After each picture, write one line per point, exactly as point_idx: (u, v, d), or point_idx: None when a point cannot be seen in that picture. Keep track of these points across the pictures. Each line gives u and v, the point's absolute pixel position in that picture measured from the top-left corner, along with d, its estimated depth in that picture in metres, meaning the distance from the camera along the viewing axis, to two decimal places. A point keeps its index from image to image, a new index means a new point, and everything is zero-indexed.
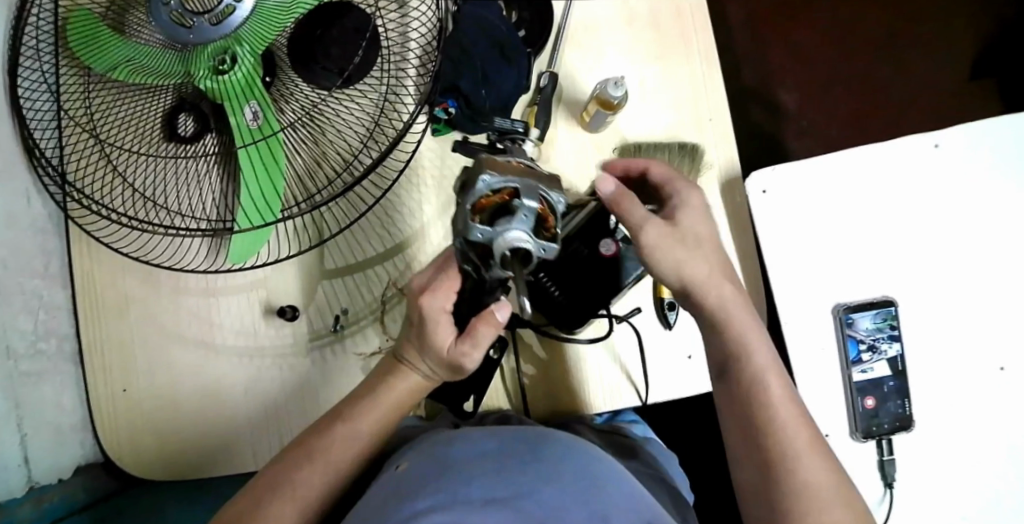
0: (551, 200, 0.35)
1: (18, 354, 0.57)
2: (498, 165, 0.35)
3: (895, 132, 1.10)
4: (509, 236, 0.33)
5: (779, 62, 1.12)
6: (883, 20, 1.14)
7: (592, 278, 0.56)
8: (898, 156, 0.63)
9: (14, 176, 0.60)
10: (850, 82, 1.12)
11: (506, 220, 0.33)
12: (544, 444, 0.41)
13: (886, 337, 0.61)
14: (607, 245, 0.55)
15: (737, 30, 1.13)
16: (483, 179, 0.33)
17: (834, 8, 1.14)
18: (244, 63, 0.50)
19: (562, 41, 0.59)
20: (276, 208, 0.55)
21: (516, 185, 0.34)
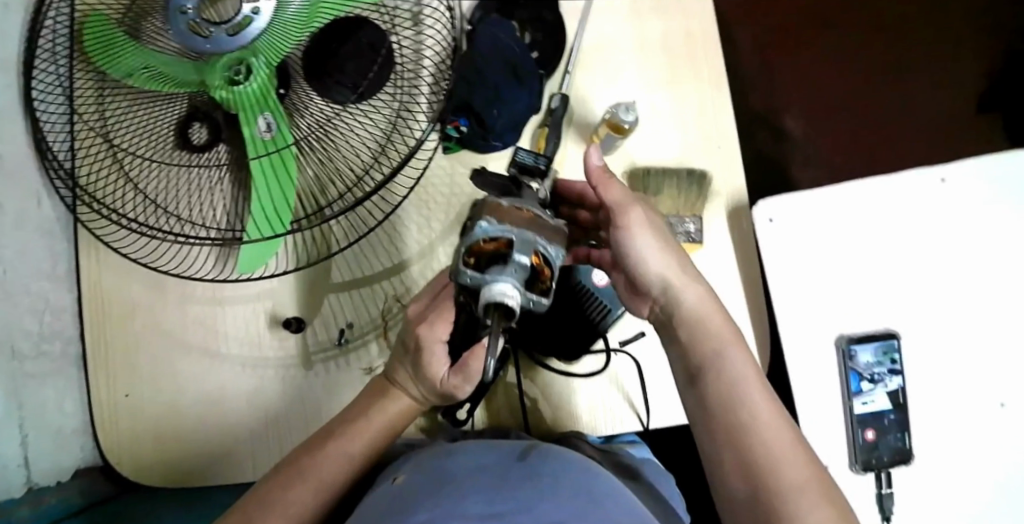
0: (544, 252, 0.35)
1: (24, 356, 0.58)
2: (500, 211, 0.36)
3: (901, 160, 1.11)
4: (492, 285, 0.32)
5: (787, 88, 1.13)
6: (892, 48, 1.14)
7: (593, 310, 0.59)
8: (904, 189, 0.63)
9: (25, 178, 0.60)
10: (858, 109, 1.12)
11: (496, 265, 0.34)
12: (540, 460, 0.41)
13: (888, 370, 0.61)
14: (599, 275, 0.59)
15: (748, 53, 1.13)
16: (480, 225, 0.34)
17: (845, 34, 1.14)
18: (258, 75, 0.51)
19: (574, 65, 0.60)
20: (286, 220, 0.55)
21: (510, 234, 0.35)
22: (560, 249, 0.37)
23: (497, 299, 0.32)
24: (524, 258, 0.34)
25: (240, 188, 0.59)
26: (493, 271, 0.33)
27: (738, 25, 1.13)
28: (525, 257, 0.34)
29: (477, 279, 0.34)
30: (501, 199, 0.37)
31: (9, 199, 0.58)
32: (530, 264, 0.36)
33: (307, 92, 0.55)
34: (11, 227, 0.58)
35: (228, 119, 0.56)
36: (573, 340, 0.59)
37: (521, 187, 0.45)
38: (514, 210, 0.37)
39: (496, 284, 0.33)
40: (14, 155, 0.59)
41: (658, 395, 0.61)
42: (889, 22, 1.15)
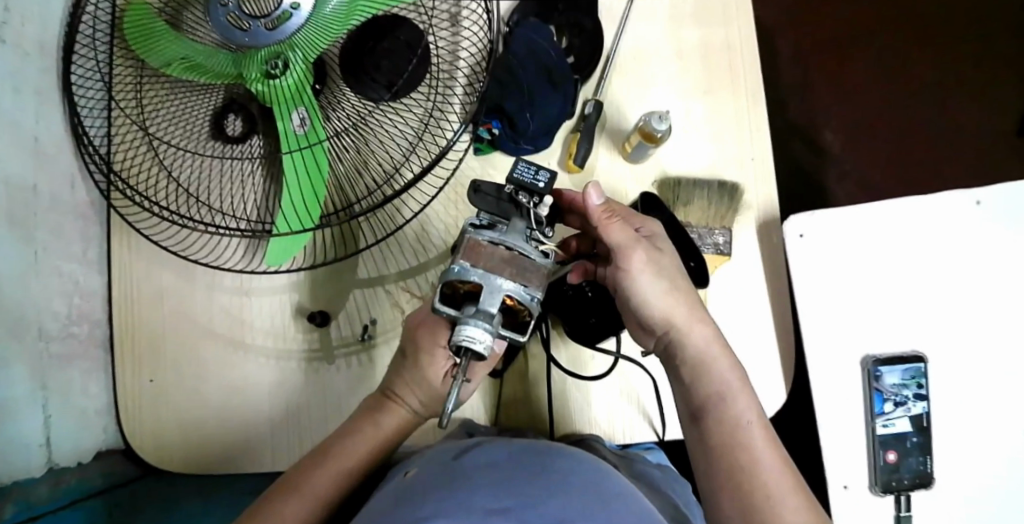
0: (516, 294, 0.38)
1: (50, 336, 0.58)
2: (477, 252, 0.39)
3: (930, 181, 1.09)
4: (460, 327, 0.37)
5: (819, 101, 1.11)
6: (925, 66, 1.13)
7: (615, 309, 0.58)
8: (937, 211, 0.62)
9: (61, 161, 0.61)
10: (889, 127, 1.11)
11: (470, 305, 0.38)
12: (551, 457, 0.41)
13: (913, 393, 0.60)
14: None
15: (779, 65, 1.12)
16: (454, 268, 0.38)
17: (879, 50, 1.13)
18: (295, 70, 0.51)
19: (609, 71, 0.60)
20: (316, 214, 0.56)
21: (481, 278, 0.38)
22: (536, 291, 0.38)
23: (461, 344, 0.36)
24: (490, 304, 0.37)
25: (272, 181, 0.60)
26: (465, 312, 0.38)
27: (772, 37, 1.12)
28: (493, 301, 0.37)
29: (452, 315, 0.38)
30: (482, 236, 0.40)
31: (44, 181, 0.59)
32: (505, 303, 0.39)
33: (341, 88, 0.56)
34: (47, 209, 0.59)
35: (264, 112, 0.58)
36: (595, 329, 0.58)
37: (517, 204, 0.43)
38: (492, 249, 0.39)
39: (467, 325, 0.37)
40: (52, 138, 0.60)
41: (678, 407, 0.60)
42: (924, 40, 1.14)
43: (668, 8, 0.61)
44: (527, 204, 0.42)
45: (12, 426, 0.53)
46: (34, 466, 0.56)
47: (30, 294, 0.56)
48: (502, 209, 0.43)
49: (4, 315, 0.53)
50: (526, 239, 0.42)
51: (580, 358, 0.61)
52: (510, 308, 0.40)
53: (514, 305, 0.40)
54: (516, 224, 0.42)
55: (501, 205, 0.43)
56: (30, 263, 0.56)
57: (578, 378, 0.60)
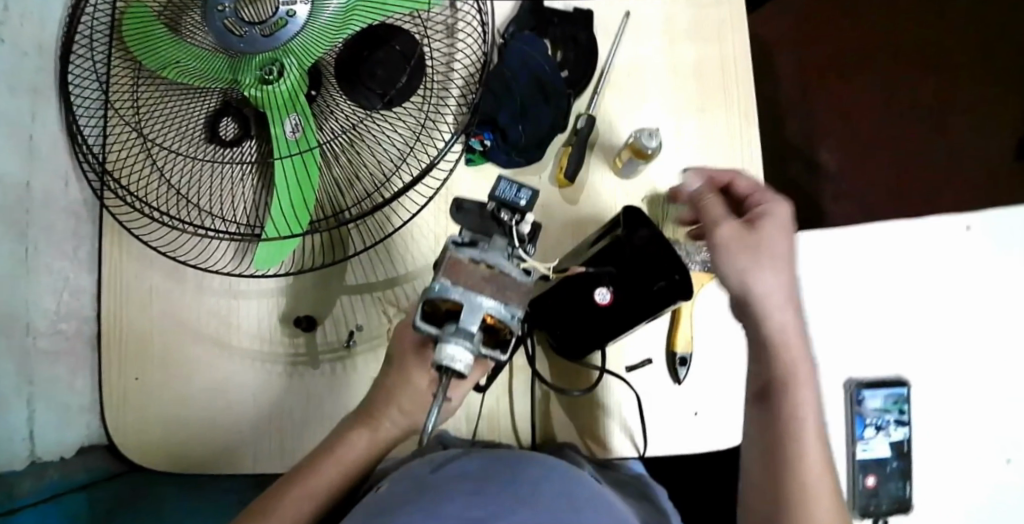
0: (496, 314, 0.38)
1: (38, 331, 0.59)
2: (457, 270, 0.38)
3: (925, 203, 1.10)
4: (441, 347, 0.37)
5: (820, 120, 1.12)
6: (926, 88, 1.13)
7: (596, 323, 0.53)
8: (925, 236, 0.62)
9: (55, 158, 0.61)
10: (887, 147, 1.12)
11: (450, 323, 0.38)
12: (519, 461, 0.42)
13: (894, 418, 0.60)
14: (602, 294, 0.51)
15: (780, 82, 1.12)
16: (435, 286, 0.38)
17: (880, 70, 1.13)
18: (290, 75, 0.51)
19: (602, 86, 0.60)
20: (305, 220, 0.56)
21: (461, 297, 0.37)
22: (516, 310, 0.38)
23: (444, 362, 0.36)
24: (470, 323, 0.37)
25: (265, 186, 0.60)
26: (445, 330, 0.37)
27: (773, 54, 1.13)
28: (473, 320, 0.37)
29: (434, 332, 0.38)
30: (462, 253, 0.39)
31: (37, 177, 0.59)
32: (485, 321, 0.38)
33: (337, 94, 0.56)
34: (39, 206, 0.59)
35: (259, 115, 0.58)
36: (581, 344, 0.58)
37: (498, 221, 0.43)
38: (473, 268, 0.39)
39: (447, 344, 0.37)
40: (46, 135, 0.60)
41: (659, 424, 0.60)
42: (926, 61, 1.14)
43: (664, 26, 0.61)
44: (509, 221, 0.42)
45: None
46: (16, 459, 0.57)
47: (20, 289, 0.57)
48: (484, 227, 0.43)
49: None
50: (507, 257, 0.41)
51: (564, 373, 0.62)
52: (491, 326, 0.40)
53: (495, 324, 0.39)
54: (497, 241, 0.42)
55: (484, 224, 0.43)
56: (21, 258, 0.57)
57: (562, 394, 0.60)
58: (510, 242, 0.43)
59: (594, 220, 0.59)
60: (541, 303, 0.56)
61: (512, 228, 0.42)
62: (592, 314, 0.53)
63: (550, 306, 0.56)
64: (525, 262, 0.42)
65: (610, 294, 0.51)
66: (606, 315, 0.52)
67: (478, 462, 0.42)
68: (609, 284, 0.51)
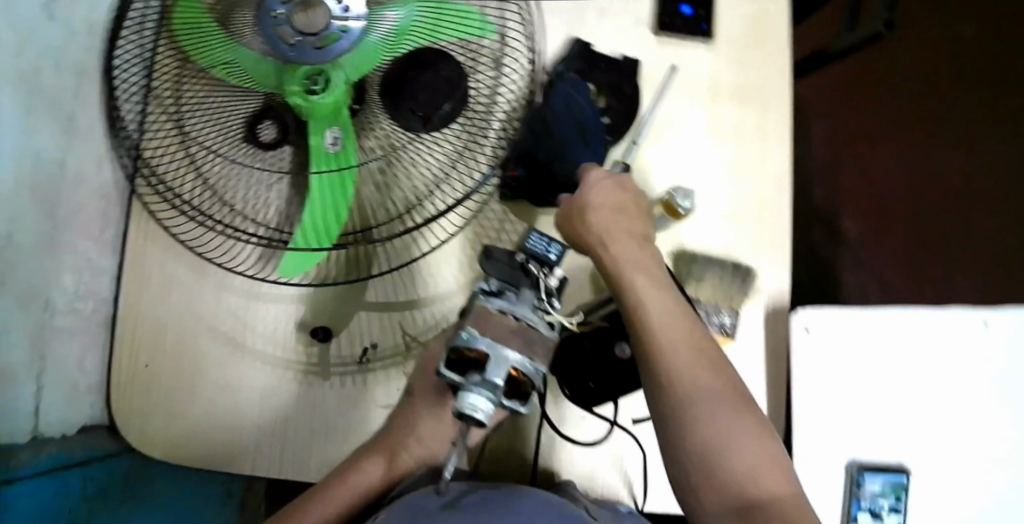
0: (521, 366, 0.40)
1: (56, 309, 0.59)
2: (485, 319, 0.42)
3: (940, 278, 1.10)
4: (464, 394, 0.37)
5: (846, 180, 1.12)
6: (955, 161, 1.13)
7: (611, 377, 0.59)
8: (944, 327, 0.63)
9: (91, 138, 0.62)
10: (908, 217, 1.12)
11: (474, 372, 0.39)
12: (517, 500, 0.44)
13: (893, 506, 0.60)
14: (621, 348, 0.58)
15: (812, 137, 1.12)
16: (464, 335, 0.40)
17: (912, 137, 1.14)
18: (336, 89, 0.51)
19: (642, 137, 0.60)
20: (336, 232, 0.56)
21: (488, 348, 0.40)
22: (540, 365, 0.41)
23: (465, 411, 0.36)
24: (495, 374, 0.38)
25: (298, 194, 0.60)
26: (470, 379, 0.39)
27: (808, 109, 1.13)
28: (499, 371, 0.38)
29: (456, 380, 0.39)
30: (491, 302, 0.44)
31: (72, 156, 0.60)
32: (510, 374, 0.40)
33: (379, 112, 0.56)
34: (71, 184, 0.60)
35: (300, 122, 0.57)
36: (591, 394, 0.60)
37: (527, 272, 0.48)
38: (501, 318, 0.42)
39: (469, 393, 0.37)
40: (85, 114, 0.61)
41: (658, 478, 0.61)
42: (958, 135, 1.14)
43: (709, 85, 0.61)
44: (538, 272, 0.47)
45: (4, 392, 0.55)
46: (20, 433, 0.57)
47: (42, 265, 0.57)
48: (512, 275, 0.48)
49: (13, 283, 0.54)
50: (532, 309, 0.45)
51: (571, 420, 0.62)
52: (513, 379, 0.42)
53: (517, 376, 0.41)
54: (525, 292, 0.46)
55: (511, 272, 0.48)
56: (46, 234, 0.58)
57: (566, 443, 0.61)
58: (536, 292, 0.47)
59: None
60: (563, 352, 0.60)
61: (540, 280, 0.47)
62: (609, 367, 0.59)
63: (570, 356, 0.60)
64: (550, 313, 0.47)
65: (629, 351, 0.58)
66: (622, 367, 0.59)
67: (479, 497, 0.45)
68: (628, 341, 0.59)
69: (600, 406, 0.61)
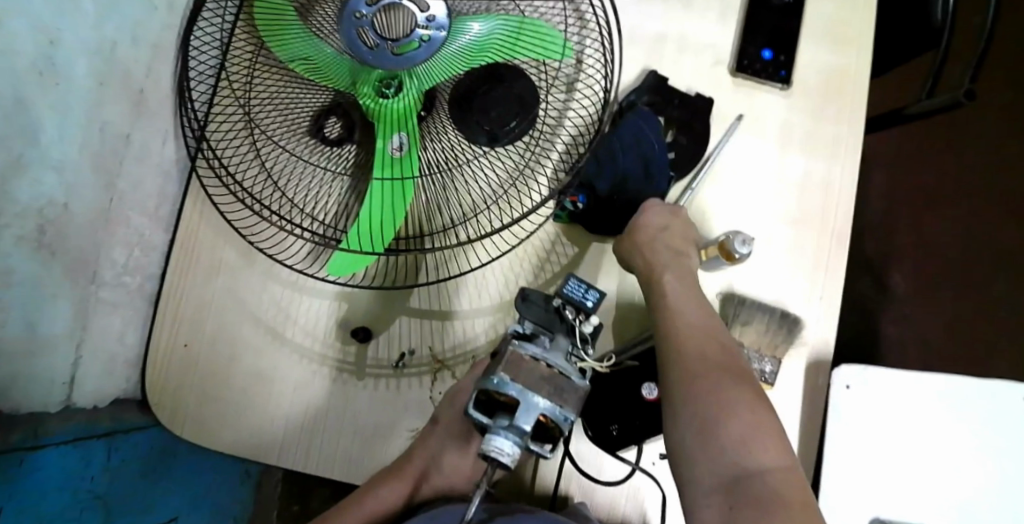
0: (550, 414, 0.43)
1: (103, 282, 0.60)
2: (517, 366, 0.44)
3: (981, 346, 1.07)
4: (492, 438, 0.41)
5: (894, 238, 1.10)
6: (1010, 228, 1.10)
7: (640, 420, 0.58)
8: (984, 399, 0.62)
9: (158, 115, 0.63)
10: (953, 280, 1.09)
11: (503, 415, 0.43)
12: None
13: None
14: (648, 390, 0.58)
15: (862, 192, 1.12)
16: (494, 380, 0.43)
17: (966, 200, 1.11)
18: (407, 95, 0.51)
19: (704, 175, 0.60)
20: (388, 237, 0.56)
21: (517, 395, 0.43)
22: (570, 413, 0.43)
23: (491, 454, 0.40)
24: (523, 422, 0.41)
25: (354, 193, 0.59)
26: (498, 423, 0.42)
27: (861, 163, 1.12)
28: (527, 418, 0.42)
29: (484, 421, 0.43)
30: (525, 349, 0.46)
31: (138, 133, 0.60)
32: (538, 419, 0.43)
33: (447, 123, 0.56)
34: (133, 159, 0.61)
35: (367, 123, 0.57)
36: (615, 440, 0.59)
37: (562, 318, 0.50)
38: (533, 365, 0.45)
39: (496, 435, 0.42)
40: (157, 93, 0.62)
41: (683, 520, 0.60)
42: (1016, 202, 1.11)
43: (779, 132, 0.61)
44: (572, 319, 0.50)
45: (34, 364, 0.54)
46: (51, 401, 0.58)
47: (95, 238, 0.58)
48: (549, 320, 0.49)
49: (63, 253, 0.54)
50: (566, 356, 0.47)
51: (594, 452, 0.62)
52: (542, 424, 0.45)
53: (546, 422, 0.44)
54: (559, 338, 0.48)
55: (548, 318, 0.49)
56: (104, 208, 0.58)
57: (586, 479, 0.60)
58: (570, 338, 0.49)
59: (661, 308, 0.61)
60: (593, 395, 0.60)
61: (575, 327, 0.50)
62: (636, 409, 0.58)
63: (601, 399, 0.60)
64: (583, 360, 0.49)
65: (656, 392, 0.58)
66: (649, 410, 0.58)
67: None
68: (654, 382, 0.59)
69: (623, 450, 0.60)
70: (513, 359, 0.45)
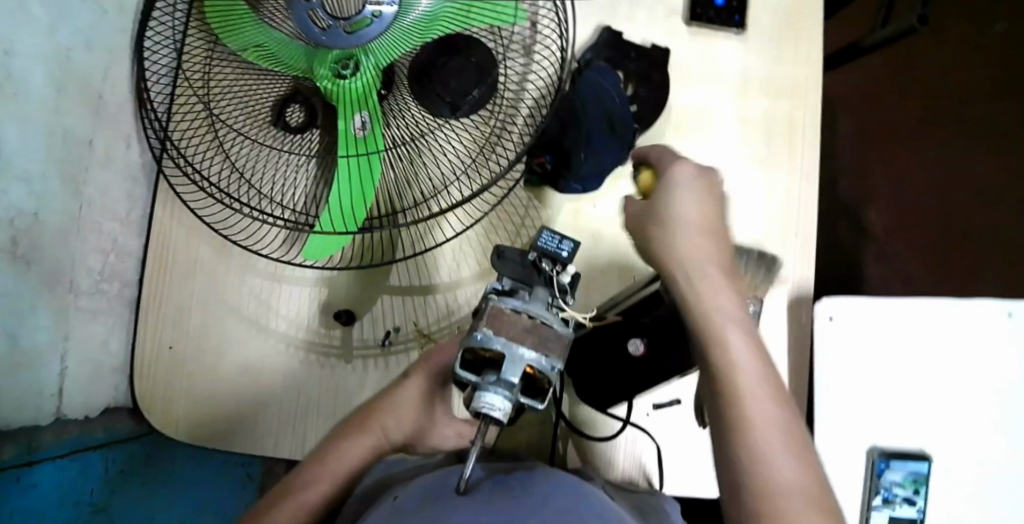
0: (537, 364, 0.43)
1: (80, 290, 0.59)
2: (499, 317, 0.45)
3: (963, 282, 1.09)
4: (481, 394, 0.42)
5: (871, 180, 1.11)
6: (981, 160, 1.12)
7: (631, 374, 0.57)
8: (966, 317, 0.62)
9: (119, 118, 0.62)
10: (932, 219, 1.11)
11: (490, 371, 0.43)
12: (541, 489, 0.45)
13: (905, 495, 0.61)
14: (636, 345, 0.56)
15: (838, 136, 1.11)
16: (477, 336, 0.43)
17: (938, 136, 1.12)
18: (365, 74, 0.52)
19: (668, 124, 0.61)
20: (360, 217, 0.56)
21: (503, 348, 0.43)
22: (555, 361, 0.44)
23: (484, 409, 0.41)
24: (511, 374, 0.42)
25: (320, 177, 0.59)
26: (487, 379, 0.42)
27: (835, 107, 1.12)
28: (515, 370, 0.42)
29: (472, 381, 0.43)
30: (505, 303, 0.46)
31: (100, 138, 0.60)
32: (525, 371, 0.44)
33: (408, 98, 0.56)
34: (98, 165, 0.60)
35: (327, 105, 0.58)
36: (608, 393, 0.59)
37: (540, 271, 0.49)
38: (515, 317, 0.45)
39: (487, 392, 0.42)
40: (115, 95, 0.61)
41: (682, 467, 0.60)
42: (986, 134, 1.12)
43: (739, 75, 0.62)
44: (550, 270, 0.49)
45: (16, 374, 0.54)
46: (42, 414, 0.59)
47: (66, 247, 0.57)
48: (527, 274, 0.50)
49: (38, 264, 0.55)
50: (546, 305, 0.48)
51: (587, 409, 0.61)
52: (528, 378, 0.46)
53: (534, 374, 0.45)
54: (539, 290, 0.48)
55: (525, 271, 0.49)
56: (73, 215, 0.58)
57: (585, 438, 0.60)
58: (549, 289, 0.49)
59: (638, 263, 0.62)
60: (578, 358, 0.58)
61: (554, 278, 0.49)
62: (623, 364, 0.57)
63: (586, 362, 0.58)
64: (563, 310, 0.50)
65: (642, 346, 0.56)
66: (637, 364, 0.56)
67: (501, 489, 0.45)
68: (642, 335, 0.56)
69: (614, 406, 0.60)
70: (495, 314, 0.45)
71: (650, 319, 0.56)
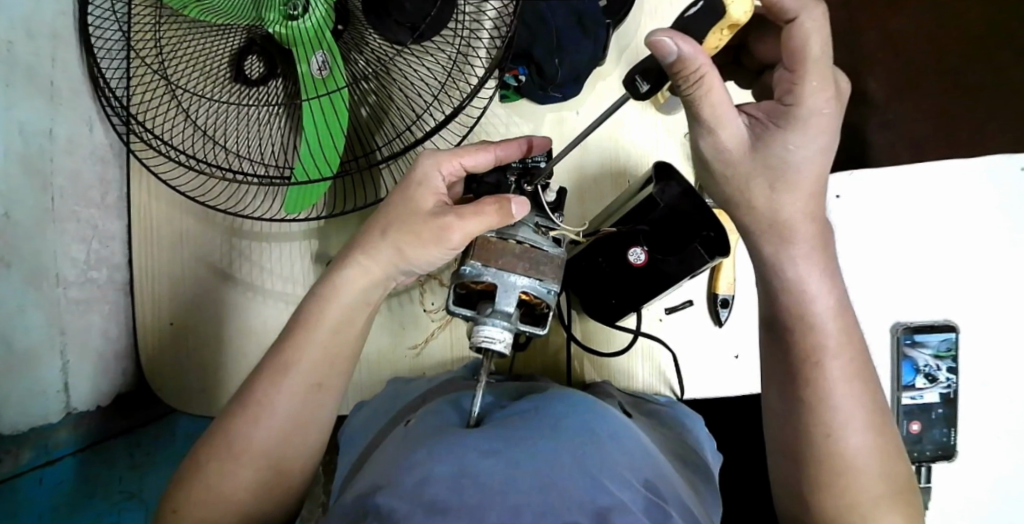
0: (531, 290, 0.42)
1: (68, 282, 0.57)
2: (487, 251, 0.43)
3: (961, 142, 0.88)
4: (480, 327, 0.41)
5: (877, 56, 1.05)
6: None
7: (637, 283, 0.55)
8: (938, 188, 0.67)
9: (76, 101, 0.58)
10: (935, 74, 0.90)
11: (485, 304, 0.43)
12: (550, 400, 0.43)
13: (943, 364, 0.68)
14: (636, 254, 0.53)
15: None
16: (466, 267, 0.43)
17: None
18: (316, 10, 0.48)
19: (642, 16, 0.60)
20: (335, 161, 0.53)
21: (493, 278, 0.42)
22: (551, 284, 0.43)
23: (484, 342, 0.41)
24: (506, 303, 0.42)
25: (293, 127, 0.56)
26: (481, 313, 0.42)
27: None
28: (508, 300, 0.42)
29: (469, 315, 0.43)
30: (489, 234, 0.44)
31: (60, 124, 0.56)
32: (521, 298, 0.43)
33: (366, 27, 0.51)
34: (63, 152, 0.56)
35: (283, 49, 0.54)
36: (615, 309, 0.58)
37: (522, 191, 0.47)
38: (502, 245, 0.43)
39: (485, 325, 0.42)
40: (66, 77, 0.56)
41: (700, 368, 0.61)
42: None
43: None
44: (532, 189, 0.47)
45: (19, 377, 0.53)
46: (52, 412, 0.58)
47: (47, 241, 0.55)
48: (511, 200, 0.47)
49: (19, 263, 0.52)
50: (534, 230, 0.46)
51: (593, 329, 0.62)
52: (526, 304, 0.45)
53: (530, 299, 0.44)
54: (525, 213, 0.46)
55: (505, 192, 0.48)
56: (47, 208, 0.55)
57: (597, 354, 0.62)
58: (539, 212, 0.47)
59: (636, 163, 0.62)
60: (579, 280, 0.58)
61: (539, 197, 0.47)
62: (624, 272, 0.55)
63: (587, 281, 0.58)
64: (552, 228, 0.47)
65: (645, 256, 0.53)
66: (641, 274, 0.54)
67: (514, 409, 0.43)
68: (642, 244, 0.53)
69: (622, 319, 0.60)
70: (482, 244, 0.43)
71: (649, 225, 0.53)
